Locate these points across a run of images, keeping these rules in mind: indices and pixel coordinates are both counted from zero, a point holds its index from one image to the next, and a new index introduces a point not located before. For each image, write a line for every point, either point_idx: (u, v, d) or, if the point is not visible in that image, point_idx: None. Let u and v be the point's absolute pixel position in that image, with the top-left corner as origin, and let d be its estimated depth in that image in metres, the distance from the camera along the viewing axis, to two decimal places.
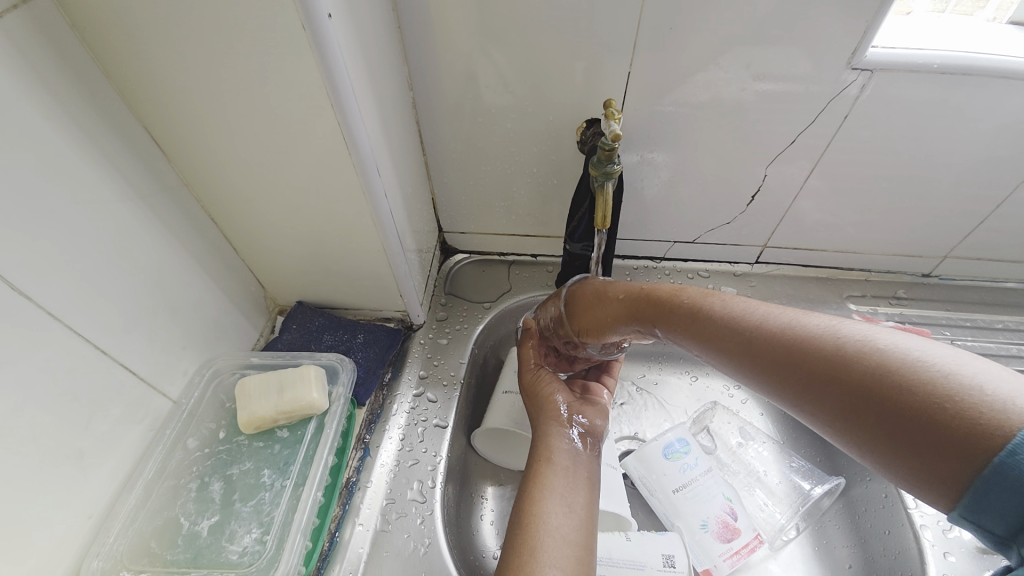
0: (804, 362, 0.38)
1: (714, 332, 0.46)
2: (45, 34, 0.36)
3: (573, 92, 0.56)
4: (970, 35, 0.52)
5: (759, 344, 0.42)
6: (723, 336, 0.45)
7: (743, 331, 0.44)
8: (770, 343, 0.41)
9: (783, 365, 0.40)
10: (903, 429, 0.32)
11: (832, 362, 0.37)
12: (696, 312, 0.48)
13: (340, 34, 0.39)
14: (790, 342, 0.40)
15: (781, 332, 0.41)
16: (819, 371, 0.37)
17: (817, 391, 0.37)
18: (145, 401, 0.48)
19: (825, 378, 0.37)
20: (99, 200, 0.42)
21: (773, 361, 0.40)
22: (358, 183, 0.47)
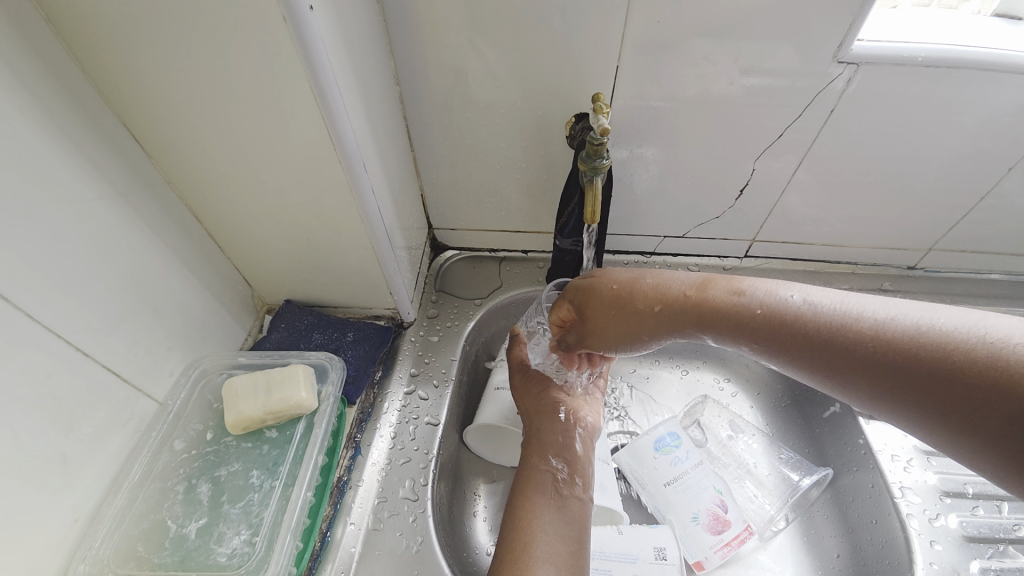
0: (897, 363, 0.35)
1: (774, 334, 0.41)
2: (16, 28, 0.35)
3: (561, 86, 0.56)
4: (954, 28, 0.53)
5: (834, 345, 0.38)
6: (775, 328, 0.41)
7: (811, 331, 0.39)
8: (850, 343, 0.37)
9: (871, 368, 0.36)
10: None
11: (931, 363, 0.33)
12: (744, 312, 0.43)
13: (323, 27, 0.38)
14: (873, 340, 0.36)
15: (858, 329, 0.37)
16: (917, 373, 0.34)
17: (915, 395, 0.34)
18: (130, 403, 0.47)
19: (924, 382, 0.33)
20: (79, 199, 0.41)
21: (855, 362, 0.37)
22: (345, 180, 0.47)
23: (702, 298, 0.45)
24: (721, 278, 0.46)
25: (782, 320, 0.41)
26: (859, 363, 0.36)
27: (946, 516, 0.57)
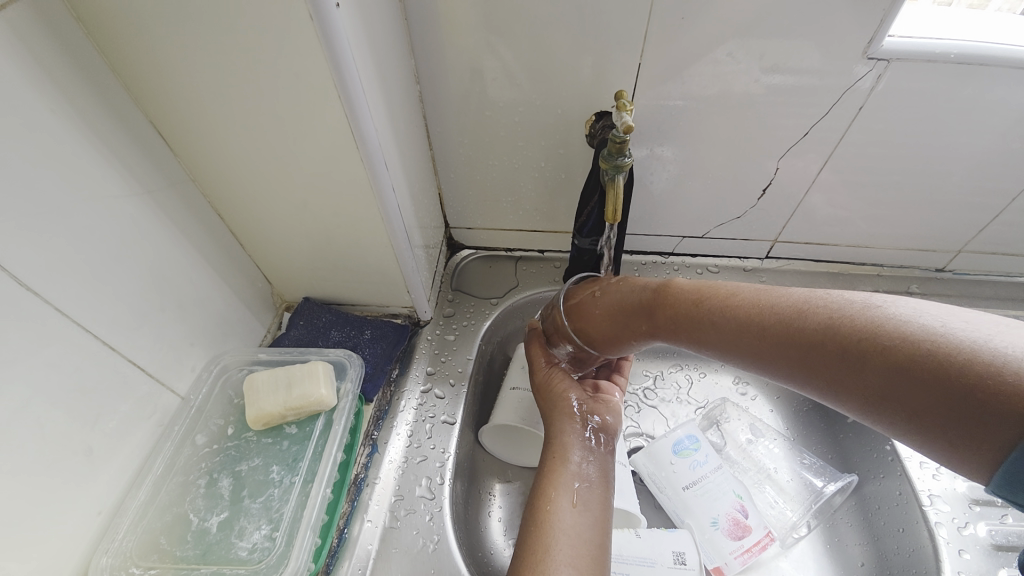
0: (824, 347, 0.39)
1: (735, 328, 0.46)
2: (51, 27, 0.35)
3: (581, 84, 0.55)
4: (987, 24, 0.51)
5: (773, 333, 0.43)
6: (720, 328, 0.47)
7: (742, 323, 0.45)
8: (774, 331, 0.43)
9: (813, 352, 0.40)
10: (937, 403, 0.32)
11: (832, 339, 0.39)
12: (688, 309, 0.50)
13: (348, 25, 0.38)
14: (813, 328, 0.40)
15: (776, 319, 0.43)
16: (850, 354, 0.37)
17: (848, 378, 0.37)
18: (153, 397, 0.48)
19: (855, 362, 0.37)
20: (107, 195, 0.41)
21: (801, 348, 0.41)
22: (366, 178, 0.47)
23: (655, 299, 0.53)
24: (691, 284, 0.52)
25: (729, 315, 0.47)
26: (803, 350, 0.41)
27: (976, 524, 0.55)
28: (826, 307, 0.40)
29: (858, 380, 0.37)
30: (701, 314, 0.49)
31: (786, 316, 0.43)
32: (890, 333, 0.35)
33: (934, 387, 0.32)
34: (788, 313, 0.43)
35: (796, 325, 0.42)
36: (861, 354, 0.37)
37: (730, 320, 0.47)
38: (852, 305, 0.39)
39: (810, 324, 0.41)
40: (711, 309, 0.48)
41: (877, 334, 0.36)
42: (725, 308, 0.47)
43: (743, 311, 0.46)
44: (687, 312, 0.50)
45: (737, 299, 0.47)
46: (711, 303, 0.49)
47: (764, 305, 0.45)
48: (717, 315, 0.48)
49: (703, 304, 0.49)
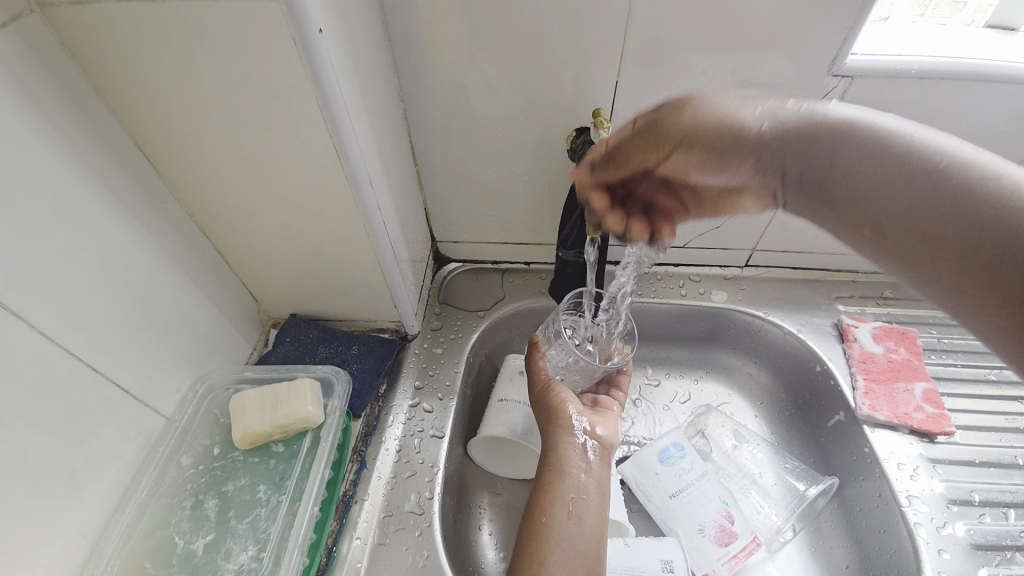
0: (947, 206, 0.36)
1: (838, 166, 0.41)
2: (35, 52, 0.36)
3: (563, 100, 0.57)
4: (944, 41, 0.54)
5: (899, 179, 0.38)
6: (839, 168, 0.41)
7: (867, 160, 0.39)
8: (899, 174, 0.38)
9: (909, 208, 0.38)
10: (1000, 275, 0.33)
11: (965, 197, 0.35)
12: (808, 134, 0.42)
13: (331, 49, 0.39)
14: (913, 169, 0.37)
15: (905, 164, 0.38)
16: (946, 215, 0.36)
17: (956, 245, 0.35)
18: (137, 418, 0.47)
19: (948, 220, 0.36)
20: (91, 215, 0.41)
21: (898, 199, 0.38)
22: (351, 197, 0.48)
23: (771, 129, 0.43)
24: (811, 105, 0.43)
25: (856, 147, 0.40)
26: (899, 198, 0.38)
27: (954, 524, 0.56)
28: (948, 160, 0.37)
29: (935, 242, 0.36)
30: (819, 152, 0.42)
31: (899, 160, 0.38)
32: (1004, 198, 0.33)
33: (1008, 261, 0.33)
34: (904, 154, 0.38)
35: (907, 173, 0.38)
36: (963, 216, 0.35)
37: (841, 149, 0.41)
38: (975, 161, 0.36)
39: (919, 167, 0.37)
40: (831, 143, 0.41)
41: (986, 197, 0.34)
42: (854, 147, 0.40)
43: (859, 143, 0.40)
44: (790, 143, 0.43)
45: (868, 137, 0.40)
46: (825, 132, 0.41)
47: (886, 135, 0.39)
48: (831, 144, 0.41)
49: (827, 137, 0.41)
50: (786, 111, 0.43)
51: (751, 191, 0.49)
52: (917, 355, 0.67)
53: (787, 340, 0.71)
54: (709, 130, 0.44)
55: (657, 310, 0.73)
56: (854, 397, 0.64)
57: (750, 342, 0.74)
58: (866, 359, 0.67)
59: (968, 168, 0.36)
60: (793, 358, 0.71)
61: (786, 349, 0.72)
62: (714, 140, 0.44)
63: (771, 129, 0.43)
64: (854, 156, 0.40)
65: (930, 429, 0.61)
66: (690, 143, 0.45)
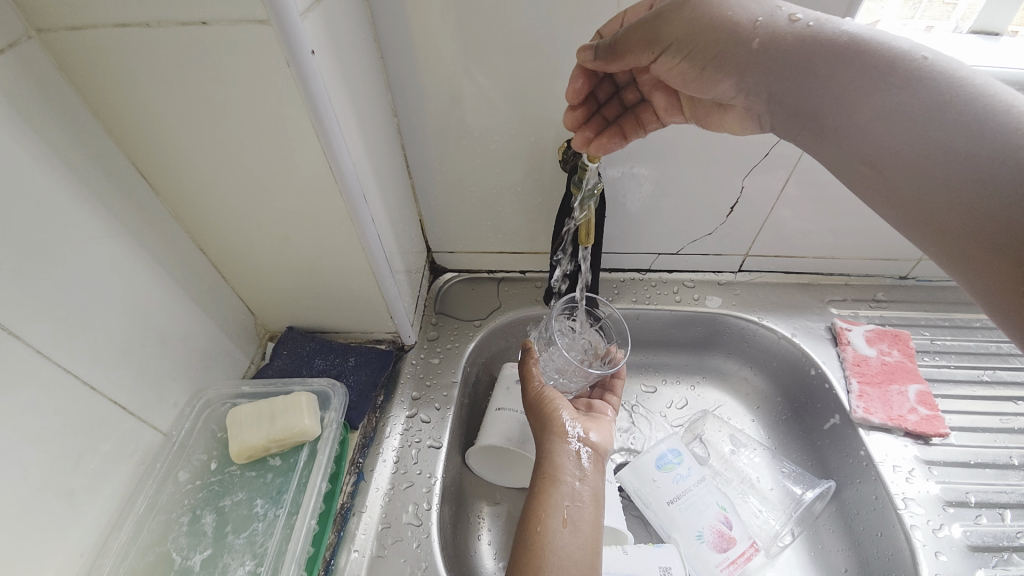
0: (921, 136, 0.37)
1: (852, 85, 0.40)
2: (32, 76, 0.37)
3: (554, 111, 0.58)
4: None
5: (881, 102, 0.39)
6: (822, 86, 0.41)
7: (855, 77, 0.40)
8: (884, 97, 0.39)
9: (910, 150, 0.38)
10: (993, 238, 0.34)
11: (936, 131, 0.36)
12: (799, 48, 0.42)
13: (324, 69, 0.40)
14: (896, 93, 0.38)
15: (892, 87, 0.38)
16: (944, 162, 0.36)
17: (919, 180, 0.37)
18: (135, 435, 0.47)
19: (949, 166, 0.36)
20: (88, 234, 0.42)
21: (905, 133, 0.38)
22: (346, 212, 0.48)
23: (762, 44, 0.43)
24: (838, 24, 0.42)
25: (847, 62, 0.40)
26: (908, 136, 0.38)
27: (950, 526, 0.56)
28: (966, 101, 0.36)
29: (932, 191, 0.37)
30: (803, 68, 0.42)
31: (917, 90, 0.38)
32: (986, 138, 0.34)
33: (1007, 227, 0.33)
34: (926, 82, 0.37)
35: (894, 98, 0.38)
36: (934, 152, 0.36)
37: (854, 61, 0.40)
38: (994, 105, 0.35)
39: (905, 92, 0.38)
40: (819, 59, 0.41)
41: (966, 137, 0.35)
42: (842, 65, 0.40)
43: (883, 63, 0.39)
44: (806, 56, 0.42)
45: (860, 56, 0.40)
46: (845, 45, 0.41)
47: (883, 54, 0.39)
48: (852, 59, 0.40)
49: (816, 54, 0.41)
50: (816, 22, 0.42)
51: (736, 110, 0.49)
52: (910, 357, 0.68)
53: (781, 344, 0.72)
54: (723, 36, 0.44)
55: (652, 317, 0.74)
56: (848, 401, 0.65)
57: (744, 346, 0.74)
58: (859, 362, 0.67)
59: (990, 108, 0.35)
60: (788, 362, 0.71)
61: (780, 353, 0.72)
62: (725, 45, 0.45)
63: (763, 40, 0.43)
64: (856, 77, 0.40)
65: (924, 431, 0.62)
66: (680, 43, 0.46)
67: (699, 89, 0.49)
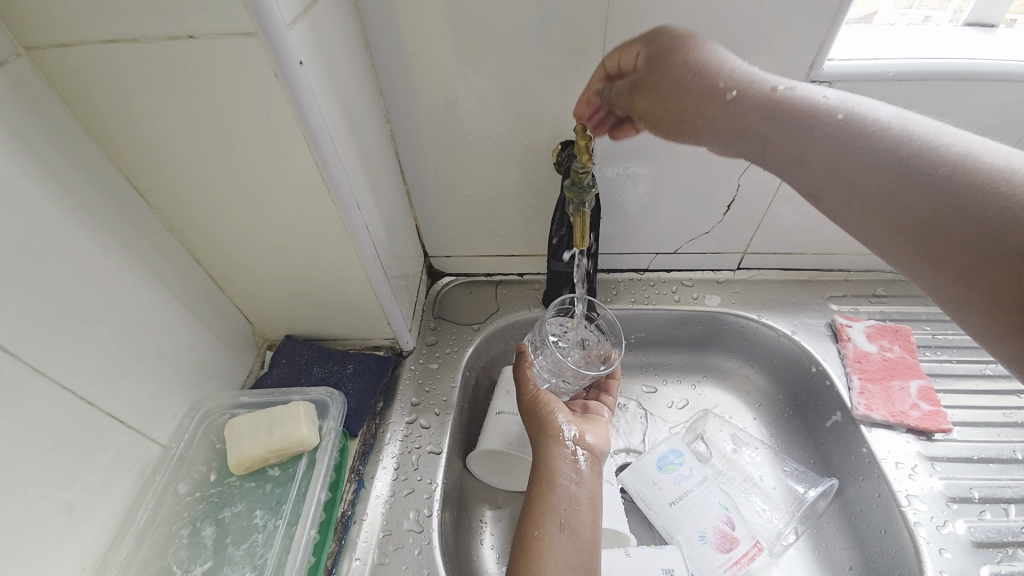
0: (860, 176, 0.41)
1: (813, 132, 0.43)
2: (21, 94, 0.37)
3: (547, 113, 0.57)
4: (922, 42, 0.55)
5: (817, 153, 0.43)
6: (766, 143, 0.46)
7: (790, 134, 0.44)
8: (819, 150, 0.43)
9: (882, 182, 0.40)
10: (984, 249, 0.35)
11: (872, 171, 0.40)
12: (741, 105, 0.46)
13: (312, 79, 0.40)
14: (830, 146, 0.42)
15: (826, 140, 0.43)
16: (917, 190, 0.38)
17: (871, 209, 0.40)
18: (134, 448, 0.48)
19: (923, 191, 0.38)
20: (81, 249, 0.42)
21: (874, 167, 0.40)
22: (339, 220, 0.48)
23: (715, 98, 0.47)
24: (785, 83, 0.46)
25: (783, 121, 0.45)
26: (876, 169, 0.40)
27: (954, 522, 0.56)
28: (917, 140, 0.39)
29: (916, 211, 0.38)
30: (751, 124, 0.46)
31: (871, 135, 0.41)
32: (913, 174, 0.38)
33: (998, 237, 0.34)
34: (875, 129, 0.41)
35: (827, 149, 0.43)
36: (875, 187, 0.40)
37: (789, 121, 0.44)
38: (941, 143, 0.39)
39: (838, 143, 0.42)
40: (759, 118, 0.45)
41: (900, 174, 0.39)
42: (780, 125, 0.45)
43: (815, 121, 0.43)
44: (767, 107, 0.45)
45: (794, 115, 0.44)
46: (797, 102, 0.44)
47: (812, 114, 0.44)
48: (806, 112, 0.44)
49: (757, 113, 0.45)
50: (760, 81, 0.46)
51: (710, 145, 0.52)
52: (911, 352, 0.67)
53: (781, 341, 0.71)
54: (694, 86, 0.47)
55: (651, 316, 0.74)
56: (849, 398, 0.64)
57: (745, 344, 0.74)
58: (860, 358, 0.67)
59: (921, 151, 0.39)
60: (788, 359, 0.71)
61: (780, 350, 0.72)
62: (697, 95, 0.47)
63: (712, 98, 0.47)
64: (794, 133, 0.44)
65: (927, 426, 0.61)
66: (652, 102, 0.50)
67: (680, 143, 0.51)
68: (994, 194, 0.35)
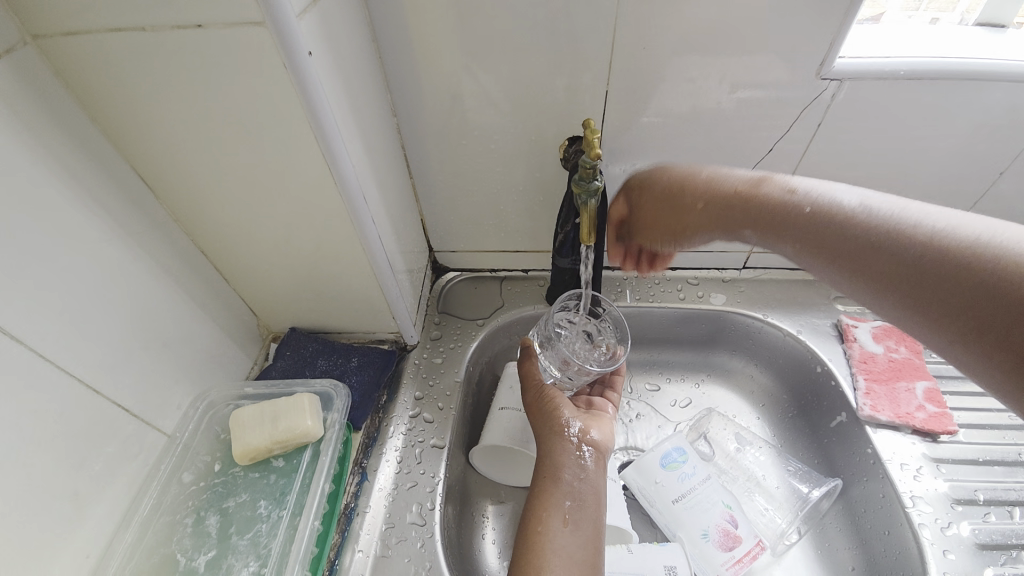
0: (854, 258, 0.43)
1: (793, 224, 0.47)
2: (29, 81, 0.37)
3: (554, 108, 0.57)
4: (934, 41, 0.54)
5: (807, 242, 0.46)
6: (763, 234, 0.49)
7: (778, 228, 0.48)
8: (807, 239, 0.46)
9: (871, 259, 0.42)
10: (987, 313, 0.35)
11: (862, 253, 0.42)
12: (728, 204, 0.51)
13: (321, 69, 0.40)
14: (814, 236, 0.46)
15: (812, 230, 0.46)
16: (907, 268, 0.40)
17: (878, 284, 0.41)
18: (139, 436, 0.48)
19: (919, 265, 0.39)
20: (89, 237, 0.42)
21: (855, 248, 0.43)
22: (346, 213, 0.48)
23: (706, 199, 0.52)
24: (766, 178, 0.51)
25: (769, 217, 0.49)
26: (866, 251, 0.42)
27: (959, 524, 0.56)
28: (896, 221, 0.41)
29: (920, 280, 0.39)
30: (743, 220, 0.50)
31: (849, 222, 0.44)
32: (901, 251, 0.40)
33: (1000, 299, 0.34)
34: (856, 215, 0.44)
35: (813, 239, 0.46)
36: (871, 267, 0.42)
37: (772, 218, 0.48)
38: (920, 221, 0.40)
39: (824, 230, 0.45)
40: (747, 215, 0.50)
41: (891, 252, 0.41)
42: (767, 220, 0.49)
43: (797, 216, 0.47)
44: (750, 203, 0.50)
45: (778, 208, 0.48)
46: (776, 195, 0.48)
47: (791, 209, 0.47)
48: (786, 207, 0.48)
49: (746, 208, 0.50)
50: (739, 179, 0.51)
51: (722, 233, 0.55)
52: (918, 353, 0.67)
53: (786, 341, 0.71)
54: (681, 196, 0.53)
55: (656, 313, 0.74)
56: (854, 398, 0.64)
57: (750, 343, 0.74)
58: (866, 359, 0.66)
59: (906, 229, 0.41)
60: (793, 359, 0.71)
61: (785, 350, 0.71)
62: (685, 206, 0.53)
63: (699, 202, 0.52)
64: (780, 228, 0.48)
65: (932, 428, 0.61)
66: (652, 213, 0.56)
67: (685, 245, 0.57)
68: (989, 264, 0.35)
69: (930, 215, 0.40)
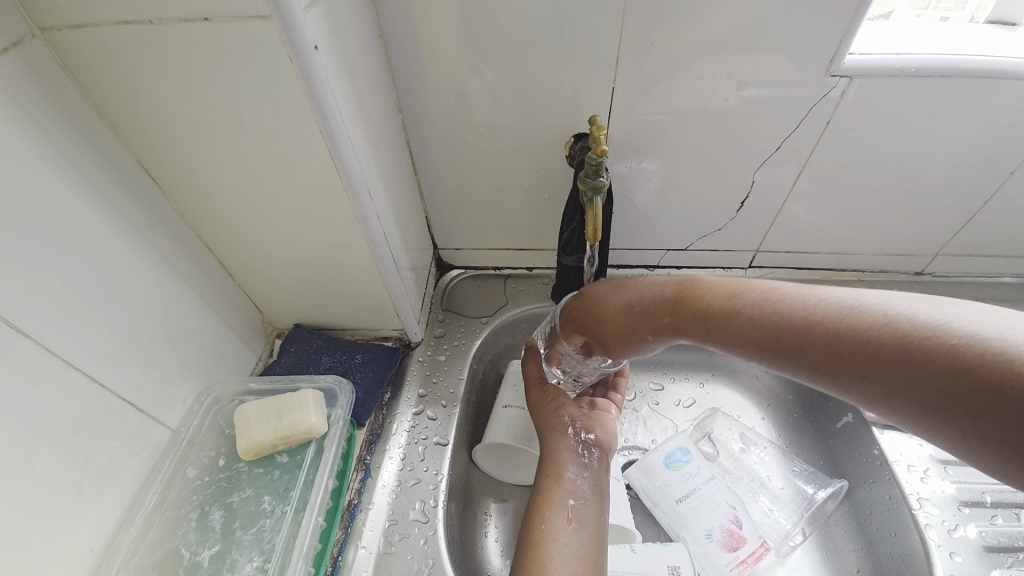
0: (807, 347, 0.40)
1: (732, 333, 0.45)
2: (37, 75, 0.37)
3: (561, 106, 0.57)
4: (945, 38, 0.54)
5: (754, 339, 0.44)
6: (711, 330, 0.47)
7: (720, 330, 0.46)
8: (755, 338, 0.44)
9: (845, 357, 0.38)
10: (979, 403, 0.31)
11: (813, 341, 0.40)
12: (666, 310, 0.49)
13: (327, 64, 0.40)
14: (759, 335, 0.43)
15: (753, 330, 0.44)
16: (885, 359, 0.36)
17: (841, 366, 0.38)
18: (144, 431, 0.48)
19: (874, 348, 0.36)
20: (95, 232, 0.42)
21: (809, 346, 0.40)
22: (351, 209, 0.48)
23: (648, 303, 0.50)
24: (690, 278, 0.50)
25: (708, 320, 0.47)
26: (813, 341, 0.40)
27: (966, 526, 0.55)
28: (828, 307, 0.40)
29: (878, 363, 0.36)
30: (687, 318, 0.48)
31: (787, 313, 0.42)
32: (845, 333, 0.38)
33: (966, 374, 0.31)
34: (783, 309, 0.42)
35: (757, 336, 0.43)
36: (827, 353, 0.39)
37: (708, 322, 0.47)
38: (850, 304, 0.39)
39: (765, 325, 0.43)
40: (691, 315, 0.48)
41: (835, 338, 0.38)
42: (707, 319, 0.47)
43: (732, 318, 0.45)
44: (685, 314, 0.48)
45: (714, 307, 0.47)
46: (702, 306, 0.47)
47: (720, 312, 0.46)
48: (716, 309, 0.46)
49: (688, 309, 0.48)
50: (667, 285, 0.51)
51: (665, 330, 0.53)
52: None
53: None
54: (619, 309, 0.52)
55: None
56: None
57: None
58: None
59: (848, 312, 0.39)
60: None
61: None
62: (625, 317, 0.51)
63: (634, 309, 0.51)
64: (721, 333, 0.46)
65: None
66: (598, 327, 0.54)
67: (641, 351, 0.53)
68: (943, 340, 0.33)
69: (863, 300, 0.39)
